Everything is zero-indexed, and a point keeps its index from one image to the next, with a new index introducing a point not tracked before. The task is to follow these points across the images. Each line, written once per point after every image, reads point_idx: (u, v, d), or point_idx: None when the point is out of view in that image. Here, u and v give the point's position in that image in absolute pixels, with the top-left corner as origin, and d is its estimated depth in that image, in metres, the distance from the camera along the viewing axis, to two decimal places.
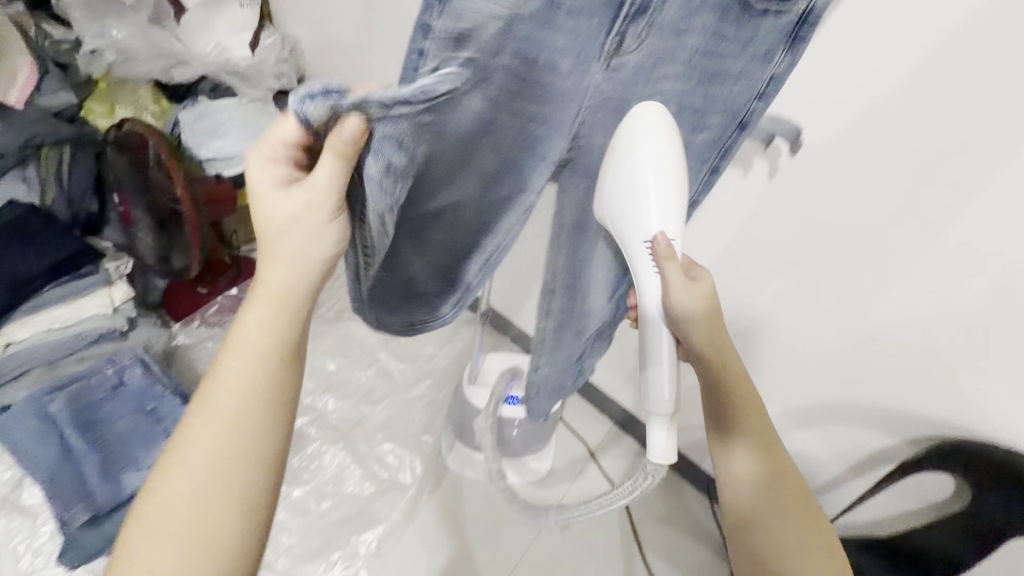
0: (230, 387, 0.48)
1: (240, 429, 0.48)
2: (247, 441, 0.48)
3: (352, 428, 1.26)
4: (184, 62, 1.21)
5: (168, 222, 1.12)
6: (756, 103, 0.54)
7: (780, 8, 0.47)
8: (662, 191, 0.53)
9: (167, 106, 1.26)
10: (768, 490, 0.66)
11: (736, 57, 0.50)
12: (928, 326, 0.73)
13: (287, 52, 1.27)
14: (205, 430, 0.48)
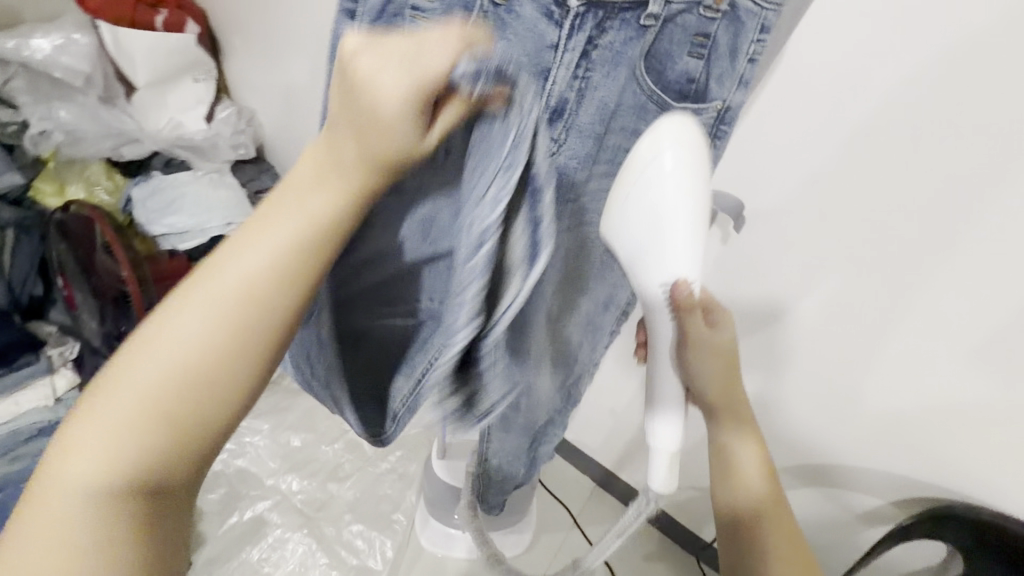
0: (238, 254, 0.32)
1: (228, 315, 0.31)
2: (229, 335, 0.31)
3: (317, 511, 1.18)
4: (135, 139, 1.20)
5: (113, 304, 1.10)
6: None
7: (699, 107, 0.43)
8: (684, 218, 0.38)
9: (121, 182, 1.23)
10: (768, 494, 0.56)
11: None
12: (910, 386, 0.70)
13: (244, 123, 1.27)
14: (159, 356, 0.31)
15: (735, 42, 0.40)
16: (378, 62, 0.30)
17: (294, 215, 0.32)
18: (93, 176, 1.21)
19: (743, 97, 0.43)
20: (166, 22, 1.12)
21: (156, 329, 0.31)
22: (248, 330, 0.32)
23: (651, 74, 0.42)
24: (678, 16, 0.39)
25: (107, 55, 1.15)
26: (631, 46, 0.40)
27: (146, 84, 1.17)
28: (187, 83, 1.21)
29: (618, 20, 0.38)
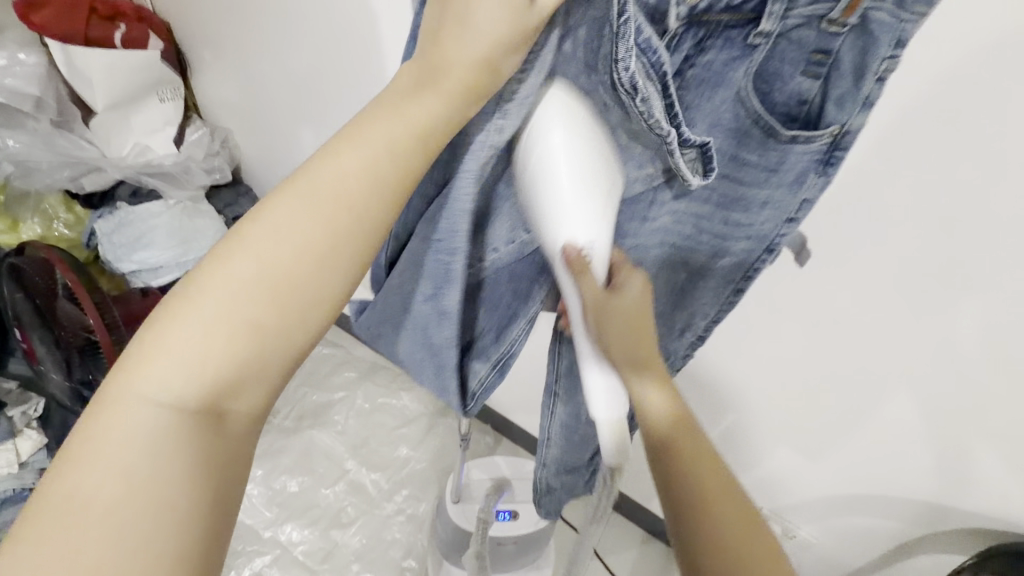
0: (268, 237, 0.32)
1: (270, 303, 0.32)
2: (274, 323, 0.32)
3: (321, 563, 1.09)
4: (96, 168, 1.08)
5: (81, 355, 0.97)
6: (787, 228, 0.44)
7: (810, 135, 0.38)
8: (574, 198, 0.35)
9: (83, 214, 1.13)
10: (697, 456, 0.39)
11: (761, 184, 0.42)
12: (979, 426, 0.63)
13: (218, 145, 1.18)
14: (206, 317, 0.31)
15: (862, 61, 0.35)
16: (419, 98, 0.33)
17: (352, 174, 0.32)
18: (51, 208, 1.10)
19: (865, 121, 0.37)
20: (126, 38, 1.01)
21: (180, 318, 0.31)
22: (306, 282, 0.32)
23: (758, 95, 0.38)
24: (794, 30, 0.35)
25: (60, 75, 1.03)
26: (735, 66, 0.37)
27: (106, 108, 1.05)
28: (153, 103, 1.09)
29: (720, 38, 0.36)
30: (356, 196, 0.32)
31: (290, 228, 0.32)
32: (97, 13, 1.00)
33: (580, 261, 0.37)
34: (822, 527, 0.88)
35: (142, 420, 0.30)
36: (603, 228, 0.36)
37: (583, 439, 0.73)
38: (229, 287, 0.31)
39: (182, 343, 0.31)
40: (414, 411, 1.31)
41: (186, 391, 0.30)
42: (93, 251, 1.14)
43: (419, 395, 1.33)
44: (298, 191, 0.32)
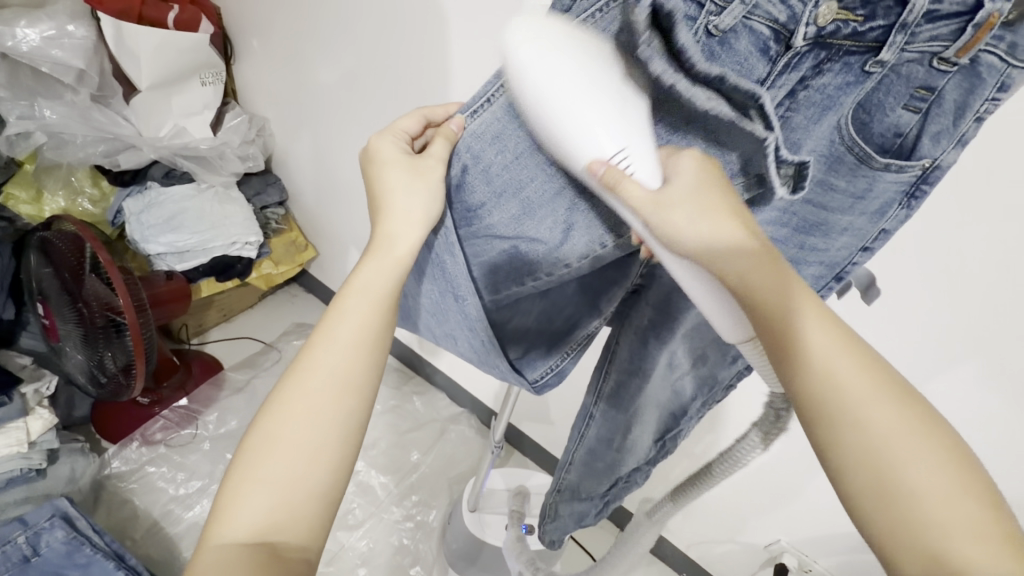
0: (330, 342, 0.43)
1: (338, 398, 0.42)
2: (337, 419, 0.42)
3: (327, 566, 1.07)
4: (133, 146, 1.06)
5: (105, 334, 0.93)
6: (860, 256, 0.43)
7: (902, 165, 0.37)
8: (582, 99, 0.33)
9: (108, 189, 1.11)
10: (857, 382, 0.34)
11: (843, 211, 0.41)
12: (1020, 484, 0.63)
13: (254, 133, 1.17)
14: (299, 419, 0.41)
15: (964, 99, 0.34)
16: (373, 262, 0.44)
17: (362, 301, 0.44)
18: (78, 182, 1.08)
19: (959, 158, 0.36)
20: (178, 19, 1.00)
21: (283, 410, 0.42)
22: (353, 390, 0.43)
23: (859, 120, 0.37)
24: (905, 64, 0.33)
25: (106, 50, 1.00)
26: (847, 92, 0.35)
27: (149, 87, 1.02)
28: (194, 86, 1.08)
29: (839, 63, 0.34)
30: (375, 325, 0.44)
31: (340, 345, 0.43)
32: None
33: (613, 173, 0.34)
34: (836, 560, 0.89)
35: (263, 485, 0.40)
36: (632, 132, 0.34)
37: (607, 468, 0.69)
38: (312, 387, 0.42)
39: (286, 426, 0.41)
40: (426, 416, 1.31)
41: (289, 474, 0.40)
42: (117, 228, 1.12)
43: (429, 399, 1.33)
44: (353, 293, 0.44)
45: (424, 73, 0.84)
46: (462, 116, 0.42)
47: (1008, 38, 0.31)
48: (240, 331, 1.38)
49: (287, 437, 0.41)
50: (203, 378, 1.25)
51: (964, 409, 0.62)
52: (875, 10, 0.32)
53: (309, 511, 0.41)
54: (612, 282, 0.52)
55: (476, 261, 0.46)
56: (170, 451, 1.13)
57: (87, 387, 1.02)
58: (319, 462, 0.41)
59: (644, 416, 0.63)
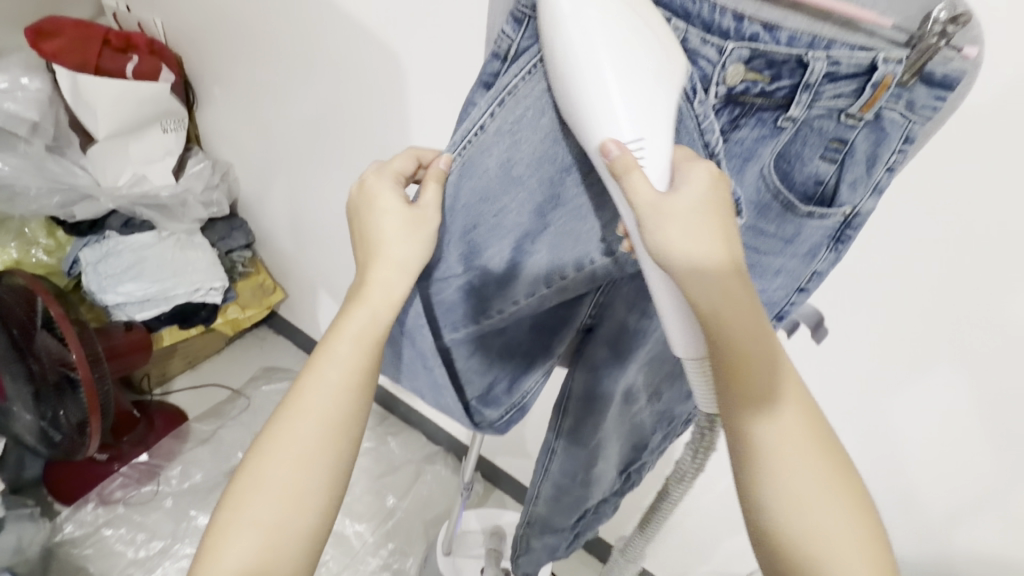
0: (319, 382, 0.41)
1: (326, 443, 0.41)
2: (324, 465, 0.41)
3: None
4: (89, 195, 1.04)
5: (58, 391, 0.90)
6: (797, 295, 0.44)
7: (825, 212, 0.39)
8: (616, 67, 0.32)
9: (64, 240, 1.07)
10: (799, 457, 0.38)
11: (775, 255, 0.41)
12: (979, 505, 0.64)
13: (218, 177, 1.16)
14: (286, 462, 0.40)
15: (874, 150, 0.36)
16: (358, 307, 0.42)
17: (351, 343, 0.42)
18: (32, 233, 1.04)
19: (875, 205, 0.38)
20: (138, 70, 1.00)
21: (270, 451, 0.40)
22: (344, 432, 0.42)
23: (779, 170, 0.38)
24: (817, 118, 0.36)
25: (63, 101, 0.99)
26: (764, 145, 0.37)
27: (106, 137, 1.01)
28: (155, 133, 1.07)
29: (753, 118, 0.37)
30: (362, 368, 0.42)
31: (321, 390, 0.41)
32: (109, 44, 1.00)
33: (624, 159, 0.33)
34: None
35: (241, 538, 0.38)
36: (656, 123, 0.33)
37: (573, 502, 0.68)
38: (299, 432, 0.41)
39: (273, 470, 0.40)
40: (400, 457, 1.27)
41: (274, 520, 0.39)
42: (74, 279, 1.09)
43: (404, 439, 1.30)
44: (342, 333, 0.42)
45: (386, 115, 0.84)
46: (450, 153, 0.41)
47: (904, 97, 0.34)
48: (206, 378, 1.33)
49: (273, 481, 0.40)
50: (165, 430, 1.20)
51: (920, 434, 0.63)
52: (780, 72, 0.34)
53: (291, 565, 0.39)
54: (563, 321, 0.52)
55: (434, 302, 0.46)
56: (128, 511, 1.07)
57: (37, 447, 0.97)
58: (307, 509, 0.40)
59: (602, 449, 0.63)
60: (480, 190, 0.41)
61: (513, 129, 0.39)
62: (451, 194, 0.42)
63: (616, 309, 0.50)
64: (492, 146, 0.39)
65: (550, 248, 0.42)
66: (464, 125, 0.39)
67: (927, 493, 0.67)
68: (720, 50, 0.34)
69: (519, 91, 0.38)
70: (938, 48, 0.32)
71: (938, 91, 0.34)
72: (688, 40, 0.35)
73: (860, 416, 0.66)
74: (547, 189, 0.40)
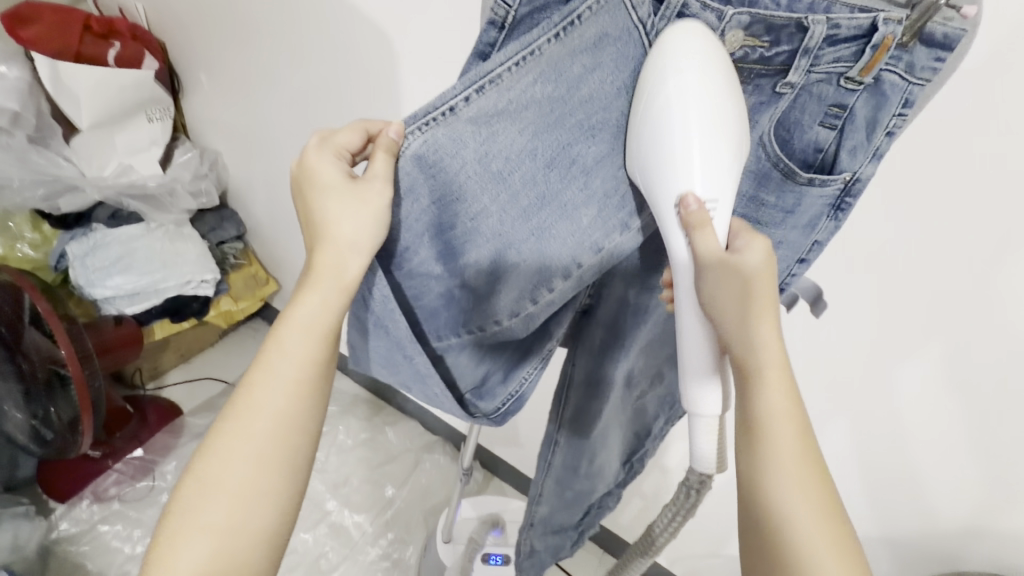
0: (271, 377, 0.40)
1: (280, 440, 0.40)
2: (279, 463, 0.40)
3: None
4: (74, 187, 1.02)
5: (47, 389, 0.89)
6: (798, 267, 0.43)
7: (825, 180, 0.37)
8: (703, 133, 0.33)
9: (50, 233, 1.05)
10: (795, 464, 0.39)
11: (776, 226, 0.40)
12: (979, 479, 0.64)
13: (206, 168, 1.14)
14: (237, 463, 0.39)
15: (875, 115, 0.35)
16: (308, 298, 0.41)
17: (301, 335, 0.41)
18: (16, 227, 1.01)
19: (876, 171, 0.37)
20: (119, 56, 0.99)
21: (219, 454, 0.39)
22: (299, 428, 0.41)
23: (778, 138, 0.37)
24: (815, 84, 0.35)
25: (42, 91, 0.97)
26: (762, 112, 0.36)
27: (90, 126, 0.99)
28: (141, 122, 1.05)
29: (751, 85, 0.36)
30: (316, 360, 0.41)
31: (274, 385, 0.40)
32: (91, 30, 0.97)
33: (700, 214, 0.34)
34: None
35: (198, 539, 0.38)
36: (730, 186, 0.35)
37: (572, 486, 0.68)
38: (250, 430, 0.40)
39: (223, 472, 0.39)
40: (399, 447, 1.26)
41: (228, 522, 0.39)
42: (60, 274, 1.06)
43: (403, 429, 1.29)
44: (291, 325, 0.41)
45: (378, 98, 0.83)
46: (403, 123, 0.37)
47: (905, 58, 0.33)
48: (200, 372, 1.31)
49: (225, 482, 0.39)
50: (159, 427, 1.17)
51: (921, 409, 0.63)
52: (778, 36, 0.33)
53: (257, 556, 0.39)
54: (562, 299, 0.50)
55: (413, 302, 0.44)
56: (124, 508, 1.06)
57: (29, 445, 0.96)
58: (262, 508, 0.39)
59: (602, 440, 0.61)
60: (448, 186, 0.38)
61: (489, 116, 0.36)
62: (417, 189, 0.38)
63: (614, 286, 0.49)
64: (466, 135, 0.36)
65: (535, 254, 0.40)
66: (429, 106, 0.36)
67: (926, 467, 0.67)
68: (720, 16, 0.34)
69: (504, 81, 0.35)
70: (938, 5, 0.31)
71: (938, 52, 0.32)
72: (687, 6, 0.35)
73: (860, 391, 0.66)
74: (530, 189, 0.38)
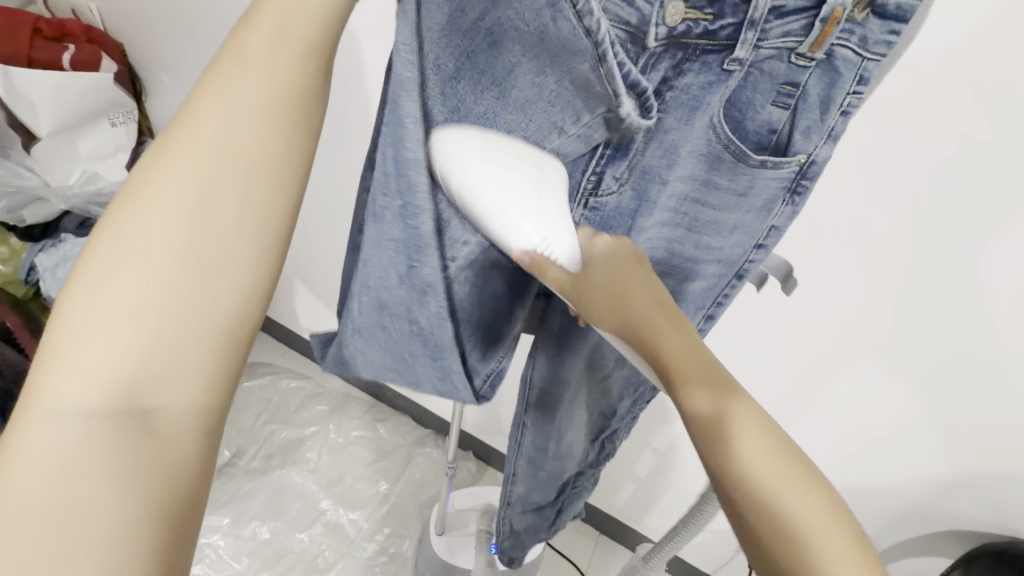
0: (174, 171, 0.27)
1: (212, 257, 0.27)
2: (214, 295, 0.27)
3: None
4: (42, 198, 0.99)
5: None
6: (757, 253, 0.43)
7: (778, 161, 0.37)
8: (502, 195, 0.32)
9: (17, 246, 1.01)
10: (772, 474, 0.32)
11: (729, 209, 0.40)
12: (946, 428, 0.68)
13: None
14: (142, 288, 0.26)
15: (827, 93, 0.33)
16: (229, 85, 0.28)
17: (217, 121, 0.28)
18: None
19: (831, 152, 0.36)
20: (75, 60, 0.96)
21: (105, 275, 0.26)
22: (233, 241, 0.28)
23: (729, 120, 0.35)
24: (765, 61, 0.32)
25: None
26: (712, 92, 0.34)
27: (50, 133, 0.97)
28: (103, 127, 1.02)
29: (698, 63, 0.33)
30: (251, 144, 0.28)
31: (212, 143, 0.27)
32: (41, 33, 0.95)
33: (537, 261, 0.33)
34: None
35: (83, 398, 0.25)
36: (559, 226, 0.34)
37: (549, 477, 0.67)
38: (159, 237, 0.27)
39: (119, 300, 0.26)
40: (391, 442, 1.26)
41: (134, 377, 0.26)
42: (31, 287, 1.02)
43: (394, 425, 1.29)
44: (206, 111, 0.28)
45: (357, 96, 0.83)
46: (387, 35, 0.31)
47: (857, 32, 0.31)
48: None
49: (118, 318, 0.26)
50: None
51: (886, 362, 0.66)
52: (723, 9, 0.31)
53: (182, 401, 0.27)
54: (523, 287, 0.48)
55: (375, 251, 0.39)
56: None
57: None
58: (191, 353, 0.27)
59: (569, 419, 0.61)
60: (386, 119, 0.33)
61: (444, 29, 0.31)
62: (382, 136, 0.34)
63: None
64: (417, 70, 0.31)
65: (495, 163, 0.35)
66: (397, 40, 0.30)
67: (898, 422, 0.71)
68: None
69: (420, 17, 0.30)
70: None
71: (891, 24, 0.31)
72: None
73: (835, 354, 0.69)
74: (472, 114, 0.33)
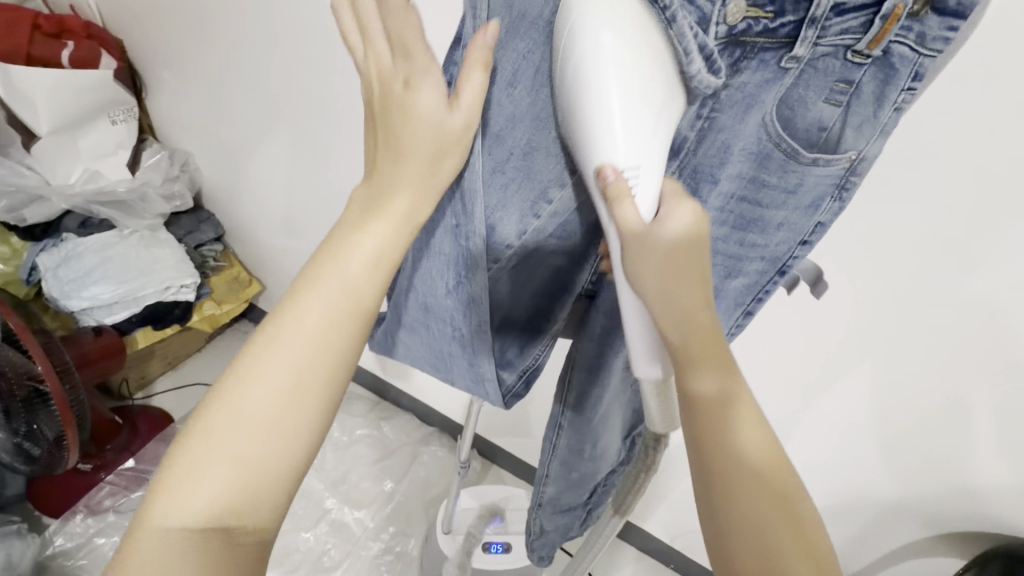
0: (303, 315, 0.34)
1: (300, 393, 0.34)
2: (301, 424, 0.34)
3: None
4: (41, 197, 0.98)
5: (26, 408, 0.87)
6: (799, 250, 0.41)
7: (830, 158, 0.35)
8: (621, 103, 0.28)
9: (19, 246, 1.01)
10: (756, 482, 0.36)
11: (777, 207, 0.38)
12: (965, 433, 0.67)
13: (177, 168, 1.10)
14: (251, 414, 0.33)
15: (881, 90, 0.32)
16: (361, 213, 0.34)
17: (335, 281, 0.35)
18: None
19: (882, 149, 0.34)
20: (74, 57, 0.94)
21: (224, 400, 0.33)
22: (320, 384, 0.34)
23: (781, 117, 0.34)
24: (821, 59, 0.31)
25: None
26: (767, 89, 0.33)
27: (51, 132, 0.95)
28: (103, 125, 1.01)
29: (755, 60, 0.32)
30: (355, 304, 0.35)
31: (330, 290, 0.34)
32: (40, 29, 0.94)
33: (620, 185, 0.29)
34: None
35: (199, 485, 0.32)
36: (654, 154, 0.30)
37: (581, 478, 0.66)
38: (268, 377, 0.34)
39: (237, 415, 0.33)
40: (397, 441, 1.26)
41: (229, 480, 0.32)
42: (33, 287, 1.03)
43: (399, 423, 1.29)
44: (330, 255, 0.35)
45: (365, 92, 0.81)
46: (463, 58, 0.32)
47: (916, 28, 0.29)
48: (189, 378, 1.29)
49: (231, 431, 0.33)
50: (151, 435, 1.17)
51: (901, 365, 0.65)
52: (783, 6, 0.30)
53: (260, 517, 0.33)
54: (563, 288, 0.46)
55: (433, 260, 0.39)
56: (119, 519, 1.05)
57: (15, 464, 0.94)
58: (274, 467, 0.33)
59: (606, 415, 0.59)
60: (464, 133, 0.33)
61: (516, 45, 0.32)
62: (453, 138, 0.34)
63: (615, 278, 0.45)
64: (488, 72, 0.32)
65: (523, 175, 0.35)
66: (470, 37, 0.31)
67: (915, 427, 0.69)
68: None
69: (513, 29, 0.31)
70: None
71: (952, 21, 0.29)
72: None
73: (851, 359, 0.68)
74: (500, 115, 0.33)
